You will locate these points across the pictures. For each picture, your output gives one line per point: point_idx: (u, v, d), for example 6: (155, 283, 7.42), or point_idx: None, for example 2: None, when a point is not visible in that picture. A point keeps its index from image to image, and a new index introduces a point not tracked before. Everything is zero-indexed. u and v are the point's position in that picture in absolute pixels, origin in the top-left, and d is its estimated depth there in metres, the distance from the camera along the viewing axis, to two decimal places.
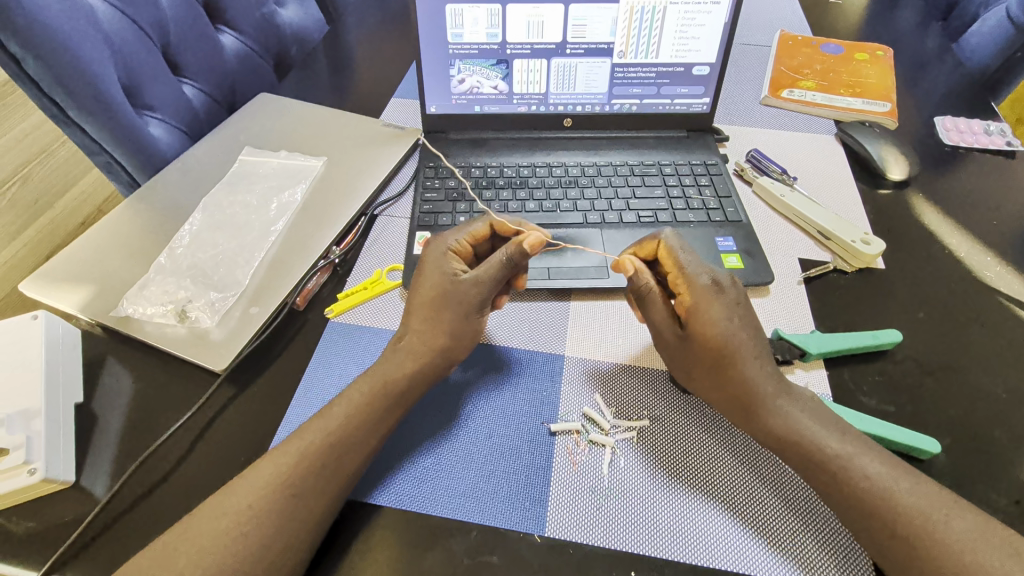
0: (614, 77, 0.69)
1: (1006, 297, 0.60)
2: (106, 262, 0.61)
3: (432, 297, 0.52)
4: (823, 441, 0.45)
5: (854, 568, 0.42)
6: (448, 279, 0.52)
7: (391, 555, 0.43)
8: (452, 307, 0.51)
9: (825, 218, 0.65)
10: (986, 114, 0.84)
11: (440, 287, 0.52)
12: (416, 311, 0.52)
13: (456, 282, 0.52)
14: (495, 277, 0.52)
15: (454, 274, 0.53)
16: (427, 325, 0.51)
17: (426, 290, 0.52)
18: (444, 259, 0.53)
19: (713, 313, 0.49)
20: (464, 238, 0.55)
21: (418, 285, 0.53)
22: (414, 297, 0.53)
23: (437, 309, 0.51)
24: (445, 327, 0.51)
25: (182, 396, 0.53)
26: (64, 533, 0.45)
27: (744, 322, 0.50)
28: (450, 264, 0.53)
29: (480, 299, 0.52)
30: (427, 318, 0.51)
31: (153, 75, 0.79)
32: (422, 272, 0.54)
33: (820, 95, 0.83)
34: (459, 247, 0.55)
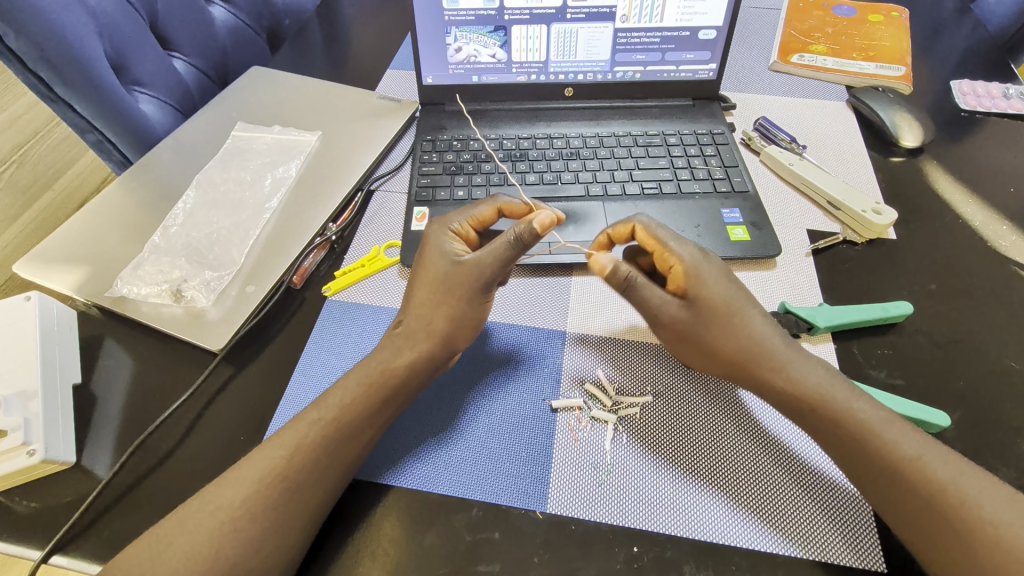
0: (617, 42, 0.67)
1: (1022, 267, 0.58)
2: (99, 242, 0.60)
3: (433, 280, 0.50)
4: (841, 417, 0.43)
5: (860, 540, 0.42)
6: (448, 262, 0.50)
7: (393, 532, 0.43)
8: (455, 294, 0.49)
9: (835, 188, 0.63)
10: (1006, 77, 0.80)
11: (438, 274, 0.50)
12: (414, 301, 0.50)
13: (456, 265, 0.49)
14: (501, 257, 0.49)
15: (454, 257, 0.50)
16: (429, 313, 0.49)
17: (423, 280, 0.50)
18: (445, 241, 0.51)
19: (698, 290, 0.47)
20: (468, 222, 0.53)
21: (415, 276, 0.51)
22: (415, 280, 0.51)
23: (437, 292, 0.49)
24: (445, 310, 0.49)
25: (180, 377, 0.52)
26: (66, 513, 0.45)
27: (733, 285, 0.49)
28: (451, 247, 0.51)
29: (483, 282, 0.49)
30: (431, 304, 0.49)
31: (141, 49, 0.77)
32: (423, 255, 0.51)
33: (831, 60, 0.80)
34: (463, 231, 0.53)
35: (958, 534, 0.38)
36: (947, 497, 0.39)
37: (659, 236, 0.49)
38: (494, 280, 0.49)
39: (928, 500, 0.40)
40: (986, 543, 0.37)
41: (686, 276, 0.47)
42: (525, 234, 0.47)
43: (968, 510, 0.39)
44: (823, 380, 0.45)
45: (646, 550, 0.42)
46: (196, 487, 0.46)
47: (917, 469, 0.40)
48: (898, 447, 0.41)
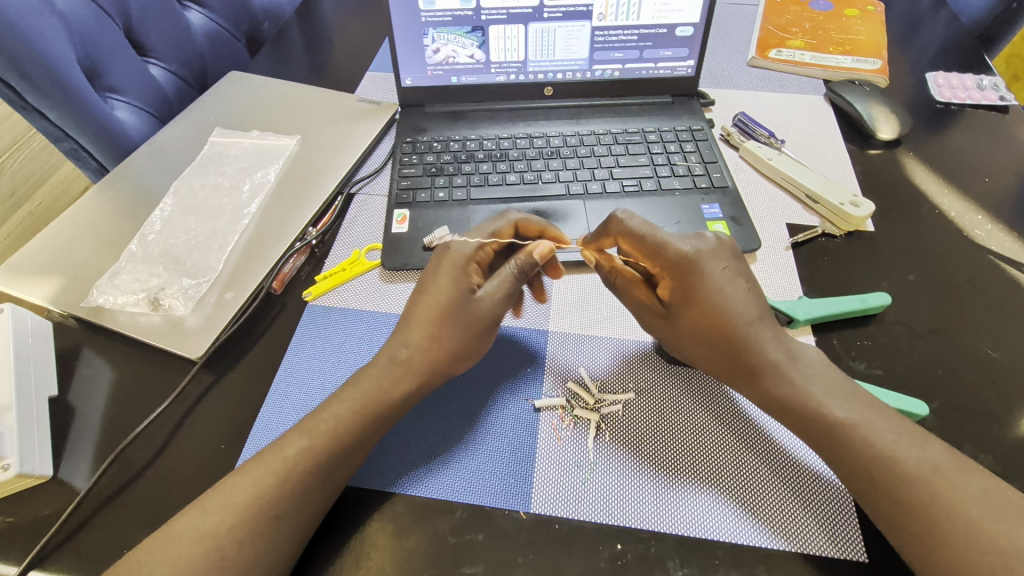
0: (595, 41, 0.67)
1: (998, 256, 0.59)
2: (75, 252, 0.59)
3: (441, 303, 0.50)
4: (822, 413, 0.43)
5: (842, 531, 0.42)
6: (464, 295, 0.50)
7: (378, 537, 0.43)
8: (469, 328, 0.49)
9: (813, 181, 0.63)
10: (980, 69, 0.81)
11: (451, 304, 0.50)
12: (416, 327, 0.49)
13: (472, 299, 0.50)
14: (510, 289, 0.52)
15: (470, 289, 0.51)
16: (432, 343, 0.48)
17: (432, 309, 0.49)
18: (463, 271, 0.51)
19: (702, 288, 0.48)
20: (488, 245, 0.53)
21: (420, 303, 0.50)
22: (421, 300, 0.50)
23: (444, 317, 0.49)
24: (451, 338, 0.49)
25: (160, 385, 0.52)
26: (44, 528, 0.44)
27: (739, 280, 0.49)
28: (468, 277, 0.51)
29: (497, 317, 0.51)
30: (438, 337, 0.49)
31: (115, 56, 0.76)
32: (431, 278, 0.51)
33: (808, 54, 0.80)
34: (482, 255, 0.53)
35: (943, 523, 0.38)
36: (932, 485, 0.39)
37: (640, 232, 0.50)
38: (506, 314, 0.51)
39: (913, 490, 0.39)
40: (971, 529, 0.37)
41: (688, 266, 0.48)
42: (526, 266, 0.51)
43: (955, 498, 0.38)
44: (812, 372, 0.46)
45: (631, 547, 0.42)
46: (176, 497, 0.46)
47: (901, 458, 0.40)
48: (882, 435, 0.42)
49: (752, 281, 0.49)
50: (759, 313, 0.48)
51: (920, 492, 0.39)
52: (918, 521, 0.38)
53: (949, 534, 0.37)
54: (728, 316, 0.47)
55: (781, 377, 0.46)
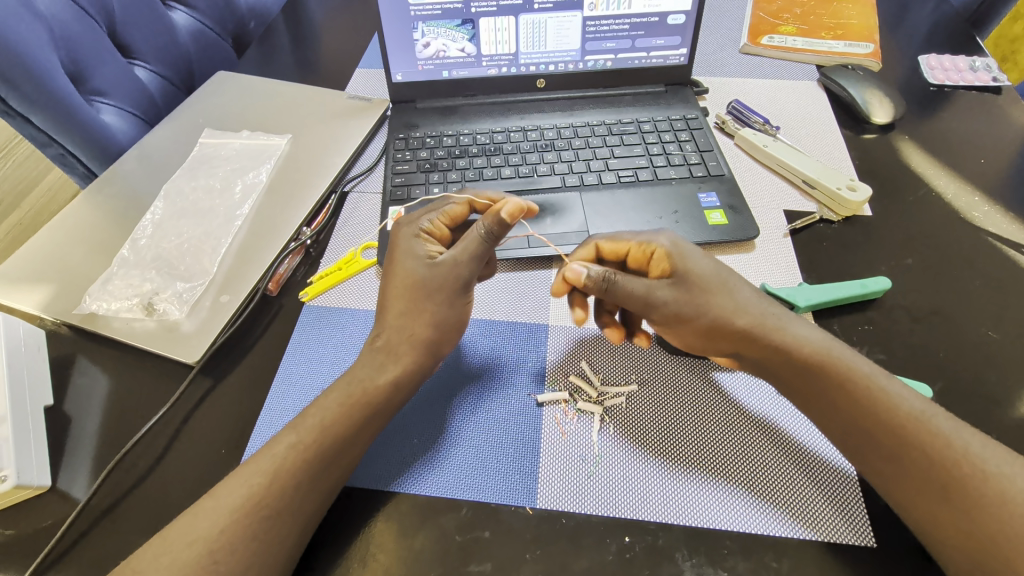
0: (586, 31, 0.66)
1: (995, 237, 0.59)
2: (66, 258, 0.58)
3: (409, 278, 0.48)
4: None
5: (851, 516, 0.42)
6: (424, 263, 0.48)
7: (383, 538, 0.42)
8: (438, 296, 0.48)
9: (809, 167, 0.63)
10: (972, 50, 0.81)
11: (414, 277, 0.48)
12: (392, 309, 0.48)
13: (434, 265, 0.48)
14: (475, 250, 0.49)
15: (429, 257, 0.49)
16: (409, 324, 0.47)
17: (397, 285, 0.48)
18: (417, 243, 0.50)
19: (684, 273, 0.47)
20: (438, 218, 0.52)
21: (388, 283, 0.49)
22: (390, 277, 0.49)
23: (412, 290, 0.48)
24: (424, 316, 0.47)
25: (157, 392, 0.51)
26: (44, 539, 0.43)
27: (712, 272, 0.47)
28: (424, 247, 0.50)
29: (462, 281, 0.49)
30: (408, 313, 0.47)
31: (99, 58, 0.75)
32: (394, 258, 0.50)
33: (801, 40, 0.80)
34: (434, 228, 0.52)
35: (950, 513, 0.38)
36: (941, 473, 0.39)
37: (624, 237, 0.50)
38: (472, 278, 0.49)
39: (924, 479, 0.39)
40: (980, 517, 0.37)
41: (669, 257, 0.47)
42: (495, 228, 0.48)
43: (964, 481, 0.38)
44: (815, 351, 0.44)
45: (638, 539, 0.42)
46: (177, 504, 0.45)
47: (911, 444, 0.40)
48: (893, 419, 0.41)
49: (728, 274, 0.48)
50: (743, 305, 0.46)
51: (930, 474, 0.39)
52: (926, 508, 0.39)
53: (954, 523, 0.37)
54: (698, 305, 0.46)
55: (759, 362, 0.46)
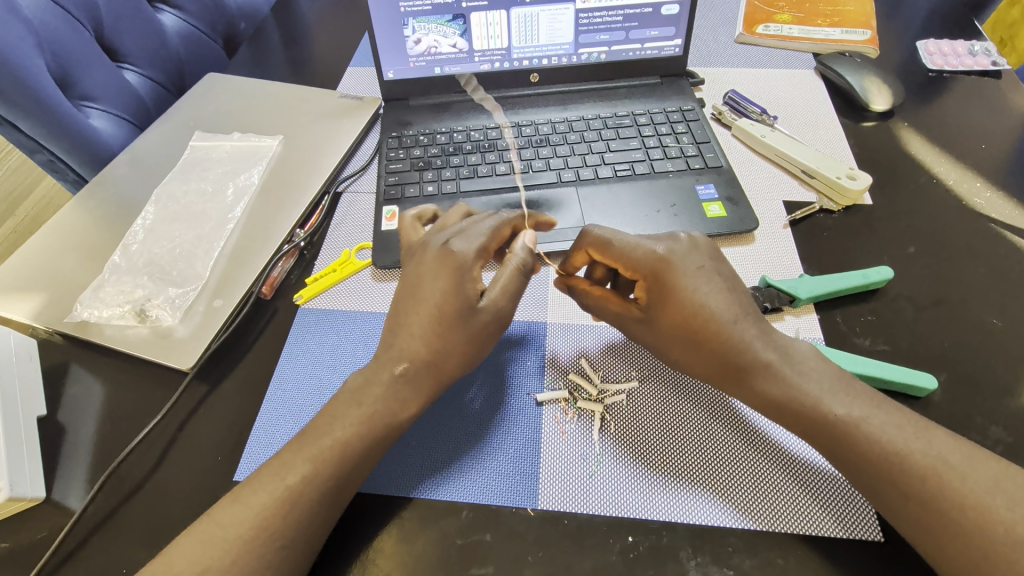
0: (579, 23, 0.65)
1: (998, 223, 0.58)
2: (57, 266, 0.57)
3: (449, 317, 0.45)
4: (833, 403, 0.41)
5: (855, 510, 0.41)
6: (468, 302, 0.45)
7: (384, 544, 0.42)
8: (476, 336, 0.46)
9: (808, 156, 0.62)
10: (970, 34, 0.80)
11: (456, 316, 0.45)
12: (415, 339, 0.45)
13: (476, 306, 0.46)
14: (514, 290, 0.48)
15: (475, 294, 0.46)
16: (433, 355, 0.45)
17: (429, 317, 0.45)
18: (468, 275, 0.46)
19: (679, 280, 0.45)
20: (488, 243, 0.48)
21: (411, 312, 0.45)
22: (416, 308, 0.45)
23: (447, 330, 0.45)
24: (456, 355, 0.45)
25: (151, 399, 0.50)
26: (39, 552, 0.43)
27: (717, 280, 0.46)
28: (473, 281, 0.46)
29: (503, 322, 0.48)
30: (438, 348, 0.45)
31: (87, 63, 0.74)
32: (426, 288, 0.45)
33: (797, 28, 0.79)
34: (484, 252, 0.47)
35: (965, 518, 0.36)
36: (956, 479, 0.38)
37: (616, 250, 0.48)
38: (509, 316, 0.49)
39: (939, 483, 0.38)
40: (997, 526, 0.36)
41: (664, 266, 0.46)
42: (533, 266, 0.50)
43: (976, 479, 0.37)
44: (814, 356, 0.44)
45: (642, 539, 0.41)
46: (173, 513, 0.44)
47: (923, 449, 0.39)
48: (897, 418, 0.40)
49: (732, 283, 0.47)
50: (747, 315, 0.45)
51: (941, 475, 0.38)
52: (937, 516, 0.37)
53: (971, 532, 0.36)
54: (705, 315, 0.45)
55: (774, 377, 0.43)
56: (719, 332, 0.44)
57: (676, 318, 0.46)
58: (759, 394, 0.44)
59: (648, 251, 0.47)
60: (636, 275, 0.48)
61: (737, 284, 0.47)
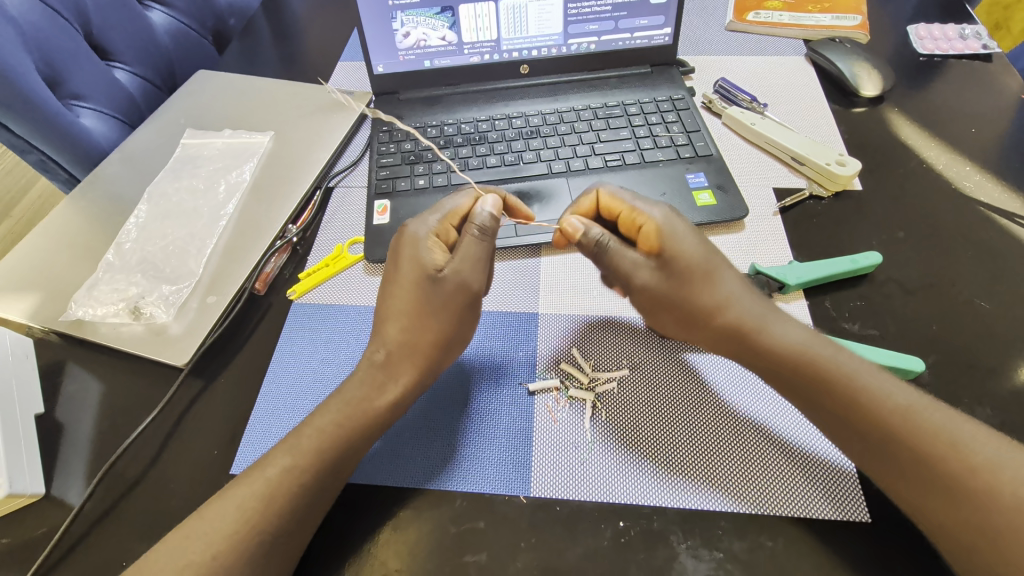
0: (569, 13, 0.65)
1: (987, 206, 0.58)
2: (51, 265, 0.58)
3: (414, 293, 0.47)
4: None
5: (843, 493, 0.42)
6: (426, 274, 0.47)
7: (379, 532, 0.42)
8: (441, 309, 0.47)
9: (797, 143, 0.62)
10: (962, 18, 0.80)
11: (419, 290, 0.47)
12: (392, 324, 0.47)
13: (437, 275, 0.47)
14: (476, 255, 0.48)
15: (434, 264, 0.47)
16: (410, 338, 0.46)
17: (399, 298, 0.47)
18: (425, 248, 0.48)
19: (676, 249, 0.47)
20: (447, 219, 0.50)
21: (389, 293, 0.48)
22: (393, 288, 0.48)
23: (417, 307, 0.47)
24: (433, 329, 0.46)
25: (147, 395, 0.51)
26: (39, 547, 0.43)
27: (704, 249, 0.48)
28: (432, 255, 0.48)
29: (469, 294, 0.47)
30: (412, 329, 0.46)
31: (76, 62, 0.74)
32: (395, 266, 0.48)
33: (787, 15, 0.79)
34: (442, 229, 0.50)
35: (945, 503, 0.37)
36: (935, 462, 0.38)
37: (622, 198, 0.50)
38: (479, 287, 0.48)
39: (917, 469, 0.39)
40: (980, 513, 0.36)
41: (658, 233, 0.47)
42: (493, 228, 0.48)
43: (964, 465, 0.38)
44: (804, 344, 0.44)
45: (633, 524, 0.42)
46: (171, 507, 0.45)
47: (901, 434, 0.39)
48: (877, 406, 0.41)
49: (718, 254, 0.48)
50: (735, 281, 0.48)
51: (922, 459, 0.38)
52: None
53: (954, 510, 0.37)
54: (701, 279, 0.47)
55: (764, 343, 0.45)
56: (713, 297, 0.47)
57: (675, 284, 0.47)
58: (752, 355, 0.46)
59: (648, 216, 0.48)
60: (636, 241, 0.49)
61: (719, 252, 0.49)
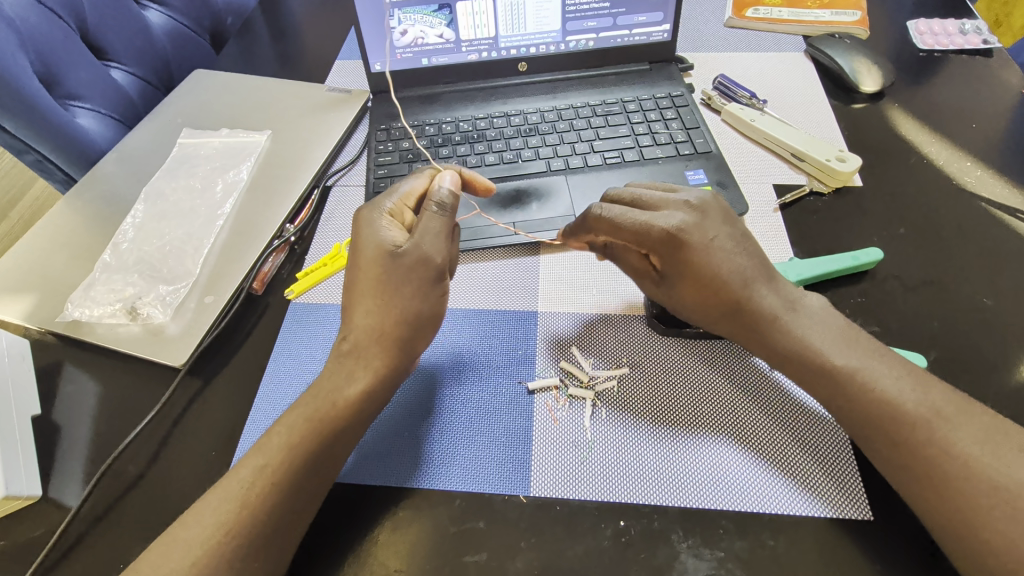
0: (566, 10, 0.65)
1: (988, 202, 0.58)
2: (48, 267, 0.57)
3: (377, 270, 0.46)
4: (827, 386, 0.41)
5: (845, 492, 0.42)
6: (385, 251, 0.46)
7: (377, 532, 0.42)
8: (408, 285, 0.46)
9: (798, 139, 0.62)
10: (962, 13, 0.80)
11: (382, 268, 0.46)
12: (358, 305, 0.46)
13: (396, 252, 0.47)
14: (436, 229, 0.47)
15: (393, 243, 0.47)
16: (378, 323, 0.46)
17: (366, 276, 0.46)
18: (381, 223, 0.48)
19: (697, 245, 0.45)
20: (403, 198, 0.51)
21: (353, 272, 0.47)
22: (357, 267, 0.47)
23: (383, 287, 0.46)
24: (397, 313, 0.46)
25: (144, 396, 0.51)
26: (37, 549, 0.43)
27: (730, 242, 0.46)
28: (389, 230, 0.48)
29: (433, 268, 0.47)
30: (377, 310, 0.46)
31: (72, 61, 0.74)
32: (358, 242, 0.48)
33: (786, 11, 0.78)
34: (396, 209, 0.50)
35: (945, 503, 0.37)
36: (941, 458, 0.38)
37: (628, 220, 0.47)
38: (443, 263, 0.47)
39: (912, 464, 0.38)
40: None
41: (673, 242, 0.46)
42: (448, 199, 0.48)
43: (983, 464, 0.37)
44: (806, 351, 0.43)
45: (634, 523, 0.41)
46: (168, 508, 0.45)
47: (907, 429, 0.39)
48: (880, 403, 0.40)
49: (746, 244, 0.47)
50: (756, 272, 0.46)
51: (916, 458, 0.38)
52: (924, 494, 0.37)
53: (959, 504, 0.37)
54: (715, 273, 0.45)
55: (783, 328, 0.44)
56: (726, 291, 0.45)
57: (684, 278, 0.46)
58: (764, 342, 0.45)
59: (653, 222, 0.46)
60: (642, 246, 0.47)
61: (748, 246, 0.47)
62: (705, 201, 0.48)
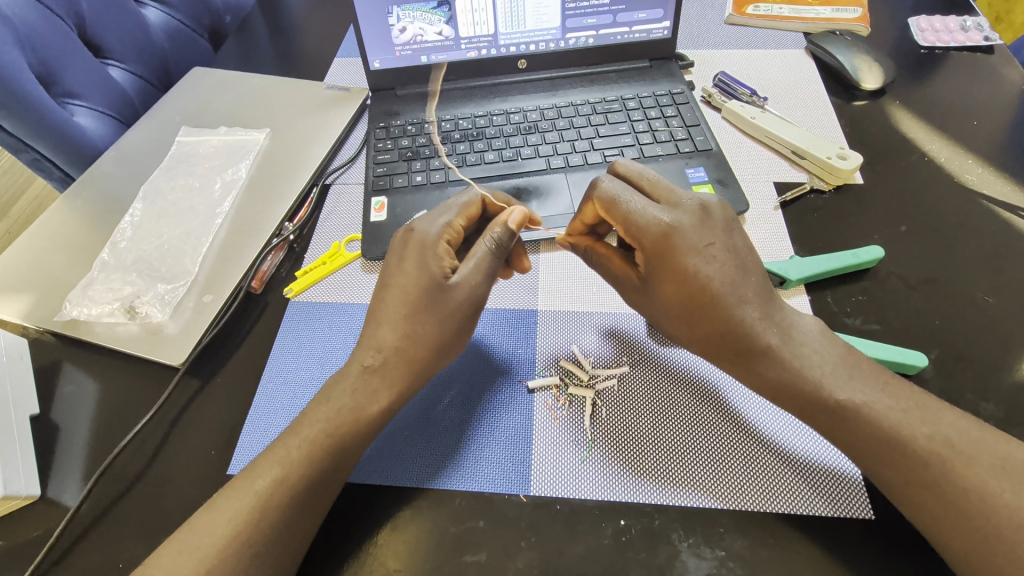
0: (566, 7, 0.64)
1: (990, 200, 0.58)
2: (47, 266, 0.57)
3: (412, 293, 0.45)
4: (830, 385, 0.41)
5: (845, 490, 0.42)
6: (434, 280, 0.46)
7: (377, 531, 0.42)
8: (445, 317, 0.46)
9: (798, 137, 0.62)
10: (963, 10, 0.79)
11: (419, 293, 0.45)
12: (388, 327, 0.45)
13: (446, 283, 0.46)
14: (490, 270, 0.48)
15: (444, 272, 0.46)
16: (407, 341, 0.45)
17: (400, 297, 0.46)
18: (433, 251, 0.47)
19: (686, 256, 0.44)
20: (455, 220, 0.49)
21: (386, 290, 0.46)
22: (390, 286, 0.46)
23: (415, 314, 0.45)
24: (425, 337, 0.45)
25: (143, 395, 0.50)
26: (37, 548, 0.43)
27: (724, 255, 0.44)
28: (439, 260, 0.46)
29: (478, 304, 0.47)
30: (412, 336, 0.45)
31: (70, 60, 0.73)
32: (398, 263, 0.47)
33: (786, 8, 0.78)
34: (450, 232, 0.49)
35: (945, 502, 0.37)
36: (955, 450, 0.38)
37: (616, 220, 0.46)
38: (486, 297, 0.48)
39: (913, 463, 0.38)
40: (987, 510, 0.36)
41: (660, 249, 0.45)
42: (505, 239, 0.48)
43: (988, 465, 0.37)
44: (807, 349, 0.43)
45: (634, 522, 0.41)
46: (168, 508, 0.44)
47: (908, 427, 0.39)
48: (902, 404, 0.40)
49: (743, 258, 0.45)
50: (756, 295, 0.44)
51: (917, 457, 0.38)
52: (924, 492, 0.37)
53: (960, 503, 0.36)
54: (705, 288, 0.44)
55: (774, 361, 0.43)
56: (721, 309, 0.43)
57: (669, 285, 0.45)
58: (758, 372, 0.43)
59: (654, 219, 0.45)
60: (635, 241, 0.46)
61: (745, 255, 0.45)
62: (708, 203, 0.46)
